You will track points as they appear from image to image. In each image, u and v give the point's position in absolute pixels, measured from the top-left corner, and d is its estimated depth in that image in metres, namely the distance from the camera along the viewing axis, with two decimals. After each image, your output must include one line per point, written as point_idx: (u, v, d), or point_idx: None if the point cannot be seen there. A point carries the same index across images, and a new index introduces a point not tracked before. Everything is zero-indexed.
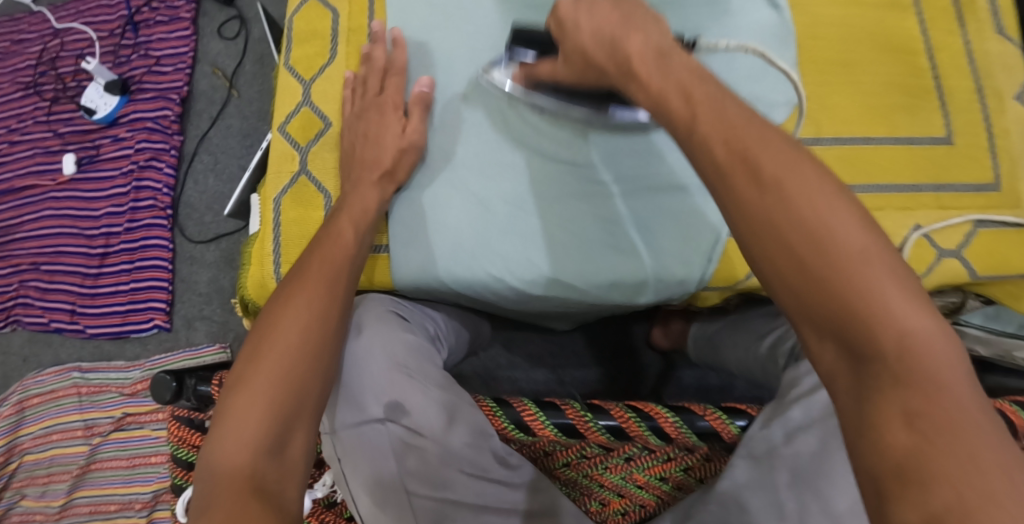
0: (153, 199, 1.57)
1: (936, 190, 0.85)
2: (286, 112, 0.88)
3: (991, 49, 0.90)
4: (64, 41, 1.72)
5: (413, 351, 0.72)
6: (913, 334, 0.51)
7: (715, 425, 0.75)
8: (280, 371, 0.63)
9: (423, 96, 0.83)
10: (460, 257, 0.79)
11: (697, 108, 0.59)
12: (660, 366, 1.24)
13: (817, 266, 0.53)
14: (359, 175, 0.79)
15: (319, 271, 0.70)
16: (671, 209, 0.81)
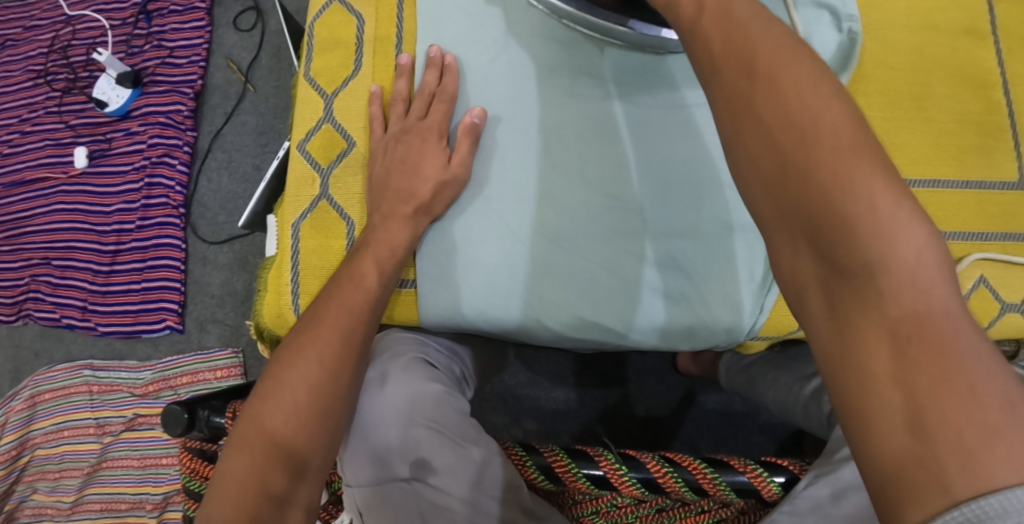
0: (165, 197, 1.53)
1: (1004, 238, 0.79)
2: (307, 129, 0.83)
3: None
4: (75, 29, 1.67)
5: (442, 403, 0.69)
6: (908, 248, 0.49)
7: (755, 482, 0.71)
8: (284, 437, 0.62)
9: (474, 127, 0.77)
10: (494, 295, 0.75)
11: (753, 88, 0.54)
12: (685, 387, 1.20)
13: (800, 175, 0.51)
14: (391, 208, 0.74)
15: (334, 321, 0.67)
16: (712, 247, 0.77)
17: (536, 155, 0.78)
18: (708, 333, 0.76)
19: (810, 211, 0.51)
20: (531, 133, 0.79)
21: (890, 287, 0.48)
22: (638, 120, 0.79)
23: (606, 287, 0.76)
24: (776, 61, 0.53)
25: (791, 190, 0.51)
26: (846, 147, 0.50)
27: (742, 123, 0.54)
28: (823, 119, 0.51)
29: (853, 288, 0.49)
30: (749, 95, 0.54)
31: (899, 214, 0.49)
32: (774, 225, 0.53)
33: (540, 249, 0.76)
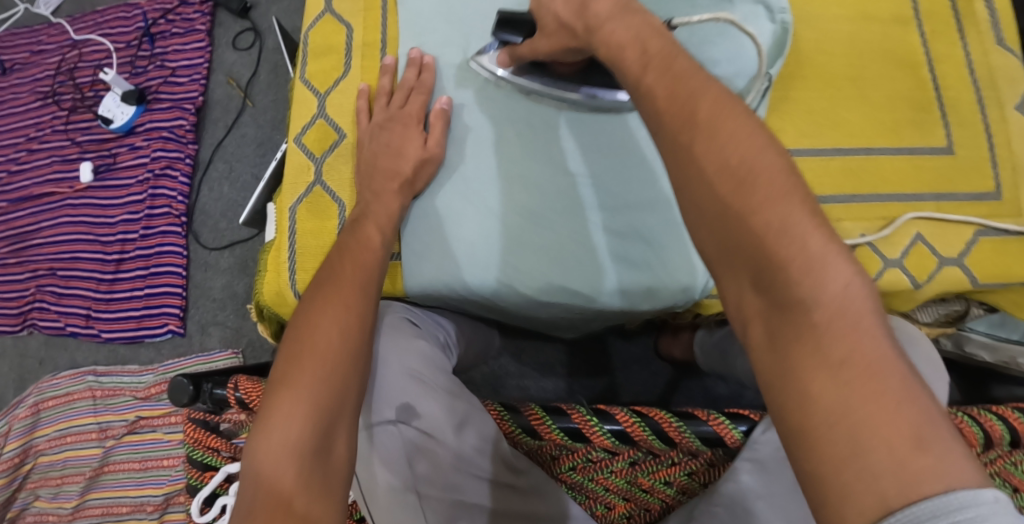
0: (168, 206, 1.61)
1: (936, 199, 0.87)
2: (302, 124, 0.91)
3: (997, 61, 0.91)
4: (82, 52, 1.76)
5: (428, 361, 0.76)
6: (837, 286, 0.54)
7: (718, 429, 0.76)
8: (325, 372, 0.66)
9: (443, 112, 0.85)
10: (472, 264, 0.82)
11: (696, 139, 0.59)
12: (669, 375, 1.26)
13: (740, 219, 0.56)
14: (381, 185, 0.82)
15: (352, 276, 0.73)
16: (650, 223, 0.84)
17: (502, 160, 0.85)
18: (665, 292, 0.83)
19: (751, 252, 0.56)
20: (498, 120, 0.86)
21: (822, 320, 0.53)
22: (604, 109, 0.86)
23: (578, 260, 0.83)
24: (713, 117, 0.59)
25: (734, 234, 0.56)
26: (781, 196, 0.56)
27: (687, 173, 0.59)
28: (760, 173, 0.57)
29: (790, 322, 0.54)
30: (690, 147, 0.59)
31: (829, 256, 0.54)
32: (721, 266, 0.58)
33: (513, 222, 0.83)
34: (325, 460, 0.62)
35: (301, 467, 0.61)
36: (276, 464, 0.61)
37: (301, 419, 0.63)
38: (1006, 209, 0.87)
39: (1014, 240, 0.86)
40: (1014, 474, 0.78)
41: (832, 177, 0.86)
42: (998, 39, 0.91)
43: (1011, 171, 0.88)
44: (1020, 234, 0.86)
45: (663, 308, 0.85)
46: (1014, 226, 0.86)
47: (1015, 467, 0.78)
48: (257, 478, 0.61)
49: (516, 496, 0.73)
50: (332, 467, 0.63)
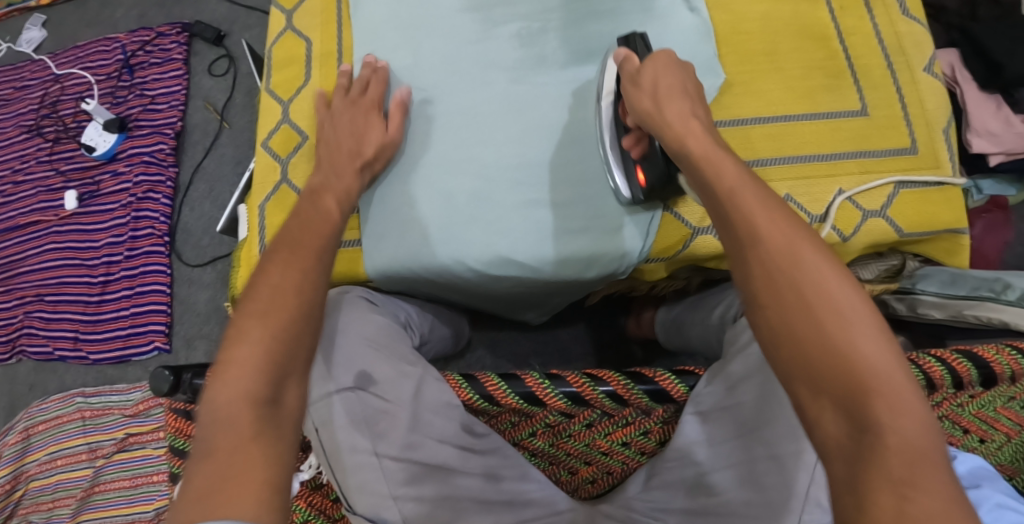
0: (151, 227, 1.66)
1: (857, 156, 0.94)
2: (269, 129, 0.97)
3: (902, 29, 0.99)
4: (64, 85, 1.83)
5: (383, 331, 0.81)
6: (914, 423, 0.59)
7: (664, 384, 0.80)
8: (278, 328, 0.70)
9: (402, 101, 0.91)
10: (427, 247, 0.89)
11: (794, 273, 0.64)
12: (639, 356, 1.30)
13: (834, 348, 0.61)
14: (341, 164, 0.87)
15: (308, 240, 0.77)
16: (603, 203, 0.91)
17: (462, 152, 0.91)
18: (603, 258, 0.90)
19: (839, 379, 0.60)
20: (446, 109, 0.93)
21: (900, 455, 0.57)
22: (539, 94, 0.93)
23: (538, 240, 0.89)
24: (812, 253, 0.65)
25: (824, 360, 0.61)
26: (873, 337, 0.61)
27: (781, 300, 0.64)
28: (855, 313, 0.62)
29: (871, 452, 0.58)
30: (789, 276, 0.64)
31: (911, 399, 0.60)
32: (802, 384, 0.62)
33: (462, 203, 0.89)
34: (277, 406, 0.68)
35: (254, 416, 0.66)
36: (231, 410, 0.66)
37: (254, 371, 0.68)
38: (925, 162, 0.94)
39: (934, 191, 0.93)
40: (961, 416, 0.83)
41: (755, 144, 0.94)
42: (902, 9, 1.00)
43: (925, 128, 0.96)
44: (939, 185, 0.94)
45: (604, 275, 0.92)
46: (934, 178, 0.93)
47: (960, 409, 0.82)
48: (214, 424, 0.66)
49: (473, 457, 0.78)
50: (283, 415, 0.68)
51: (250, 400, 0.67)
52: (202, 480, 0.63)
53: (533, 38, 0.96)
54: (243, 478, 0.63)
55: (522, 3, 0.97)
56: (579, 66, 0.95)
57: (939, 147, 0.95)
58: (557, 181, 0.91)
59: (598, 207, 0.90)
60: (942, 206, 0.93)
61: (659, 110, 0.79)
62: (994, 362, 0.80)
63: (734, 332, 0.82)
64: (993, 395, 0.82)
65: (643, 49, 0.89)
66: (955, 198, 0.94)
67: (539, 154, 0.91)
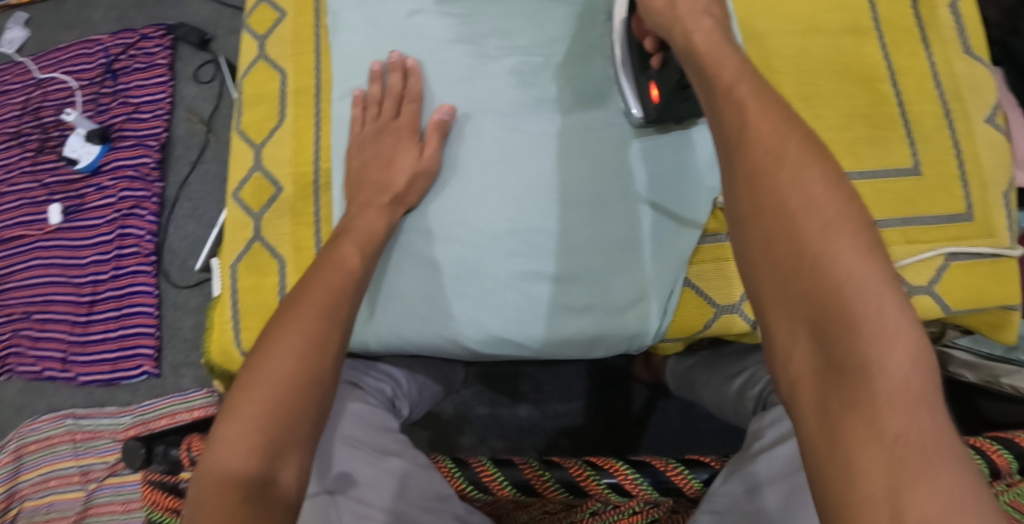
0: (137, 246, 1.59)
1: (903, 224, 0.86)
2: (238, 179, 0.90)
3: (960, 70, 0.92)
4: (46, 90, 1.74)
5: (365, 421, 0.77)
6: (906, 353, 0.55)
7: (677, 480, 0.73)
8: (274, 403, 0.62)
9: (441, 123, 0.85)
10: (412, 322, 0.82)
11: (781, 175, 0.61)
12: (645, 396, 1.23)
13: (814, 264, 0.58)
14: (369, 199, 0.81)
15: (318, 297, 0.69)
16: (619, 263, 0.83)
17: (451, 204, 0.84)
18: (611, 337, 0.83)
19: (817, 301, 0.57)
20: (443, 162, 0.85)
21: (884, 393, 0.54)
22: (536, 144, 0.85)
23: (540, 311, 0.82)
24: (803, 158, 0.61)
25: (800, 279, 0.58)
26: (859, 253, 0.57)
27: (761, 207, 0.61)
28: (842, 224, 0.58)
29: (845, 385, 0.55)
30: (774, 181, 0.61)
31: (902, 323, 0.55)
32: (775, 304, 0.59)
33: (450, 273, 0.83)
34: (271, 491, 0.59)
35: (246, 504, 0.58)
36: (221, 498, 0.58)
37: (250, 448, 0.60)
38: (978, 230, 0.87)
39: (986, 263, 0.87)
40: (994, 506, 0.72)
41: None
42: (964, 45, 0.93)
43: (981, 190, 0.88)
44: (993, 257, 0.87)
45: (612, 354, 0.85)
46: (988, 249, 0.86)
47: (996, 499, 0.72)
48: (199, 510, 0.58)
49: None
50: (275, 501, 0.59)
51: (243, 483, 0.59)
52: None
53: (535, 75, 0.87)
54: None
55: (521, 34, 0.88)
56: (575, 112, 0.86)
57: (995, 212, 0.88)
58: (563, 245, 0.83)
59: (607, 279, 0.83)
60: (992, 281, 0.86)
61: (670, 6, 0.75)
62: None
63: (757, 427, 0.75)
64: None
65: None
66: (1008, 272, 0.87)
67: (541, 217, 0.83)
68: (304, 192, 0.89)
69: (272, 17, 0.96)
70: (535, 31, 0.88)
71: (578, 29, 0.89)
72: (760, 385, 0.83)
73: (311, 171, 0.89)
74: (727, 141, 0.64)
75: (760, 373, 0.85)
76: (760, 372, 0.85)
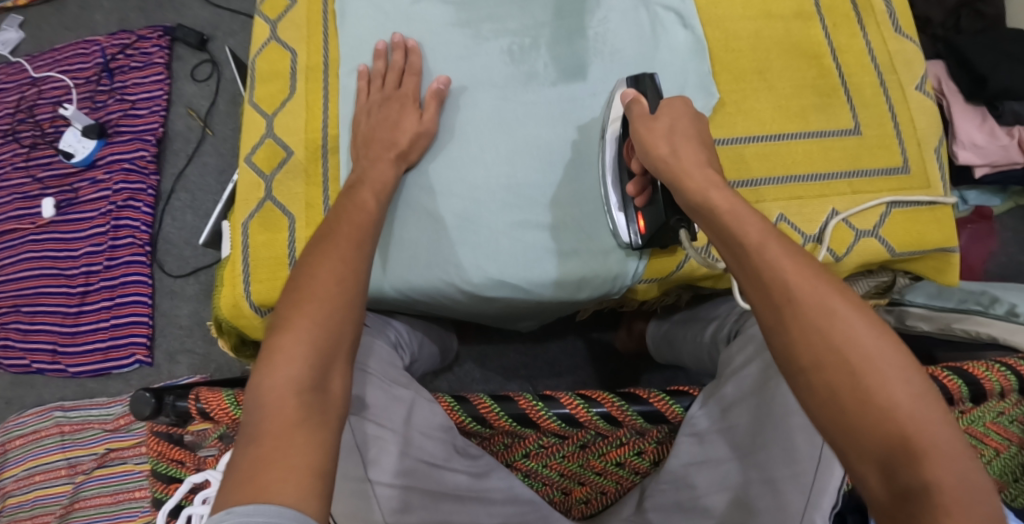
0: (132, 237, 1.61)
1: (849, 176, 0.93)
2: (252, 144, 0.94)
3: (893, 48, 0.99)
4: (41, 89, 1.78)
5: (375, 355, 0.82)
6: (958, 474, 0.57)
7: (659, 406, 0.78)
8: (324, 316, 0.67)
9: (439, 91, 0.90)
10: (415, 268, 0.86)
11: (829, 333, 0.63)
12: (629, 368, 1.29)
13: (873, 409, 0.60)
14: (377, 154, 0.85)
15: (347, 232, 0.74)
16: (597, 247, 0.88)
17: (453, 170, 0.89)
18: (595, 279, 0.88)
19: (878, 435, 0.60)
20: (443, 125, 0.91)
21: (953, 516, 0.56)
22: (527, 110, 0.91)
23: (536, 259, 0.87)
24: (848, 310, 0.63)
25: (861, 420, 0.60)
26: (910, 393, 0.60)
27: (813, 356, 0.63)
28: (891, 365, 0.61)
29: (916, 515, 0.57)
30: (825, 334, 0.63)
31: (955, 451, 0.58)
32: (842, 442, 0.61)
33: (452, 227, 0.87)
34: (326, 396, 0.64)
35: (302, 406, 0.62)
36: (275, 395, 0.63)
37: (303, 361, 0.64)
38: (916, 182, 0.94)
39: (925, 211, 0.93)
40: None
41: (751, 162, 0.93)
42: (894, 27, 1.00)
43: (915, 146, 0.95)
44: (931, 204, 0.93)
45: (595, 295, 0.90)
46: (925, 198, 0.93)
47: None
48: (260, 411, 0.62)
49: (470, 480, 0.76)
50: (329, 404, 0.64)
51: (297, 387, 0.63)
52: (248, 459, 0.59)
53: (524, 54, 0.94)
54: (285, 465, 0.59)
55: (512, 19, 0.95)
56: (564, 83, 0.93)
57: (929, 165, 0.95)
58: (553, 201, 0.89)
59: (592, 230, 0.89)
60: (933, 226, 0.93)
61: (674, 156, 0.77)
62: (986, 380, 0.78)
63: (727, 358, 0.81)
64: (982, 410, 0.80)
65: (651, 88, 0.87)
66: (947, 218, 0.94)
67: (529, 175, 0.89)
68: (314, 155, 0.93)
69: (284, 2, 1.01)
70: (525, 14, 0.95)
71: (564, 14, 0.95)
72: (730, 326, 0.87)
73: (320, 137, 0.94)
74: (770, 297, 0.65)
75: (730, 318, 0.89)
76: (730, 317, 0.89)
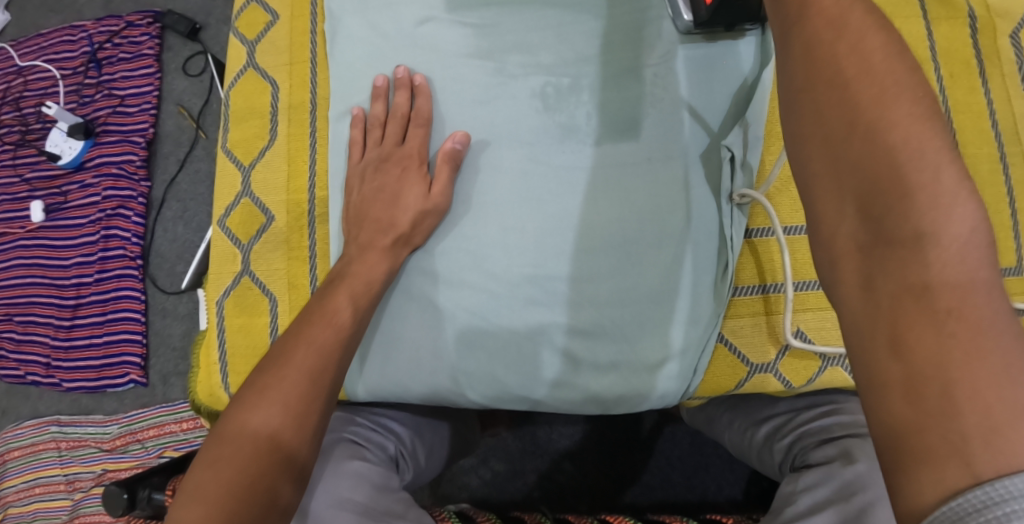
0: (122, 249, 1.50)
1: None
2: (226, 204, 0.85)
3: (1020, 108, 0.86)
4: (27, 79, 1.65)
5: (363, 481, 0.70)
6: (960, 216, 0.48)
7: None
8: (243, 480, 0.60)
9: (454, 152, 0.77)
10: (417, 373, 0.77)
11: (840, 46, 0.52)
12: (653, 418, 1.11)
13: (866, 134, 0.50)
14: (372, 239, 0.75)
15: (300, 360, 0.66)
16: (642, 318, 0.76)
17: (471, 261, 0.77)
18: (634, 400, 0.76)
19: (868, 168, 0.50)
20: (456, 197, 0.78)
21: (937, 261, 0.47)
22: (561, 181, 0.77)
23: (556, 365, 0.76)
24: (864, 26, 0.52)
25: (849, 145, 0.50)
26: (913, 114, 0.50)
27: (815, 76, 0.52)
28: (892, 80, 0.51)
29: (892, 257, 0.49)
30: (832, 52, 0.52)
31: (953, 179, 0.48)
32: (822, 180, 0.52)
33: (461, 323, 0.77)
34: None
35: (260, 469, 0.61)
36: (239, 436, 0.62)
37: None
38: None
39: None
40: None
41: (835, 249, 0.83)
42: (1022, 82, 0.87)
43: None
44: None
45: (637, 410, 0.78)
46: None
47: None
48: None
49: None
50: None
51: (248, 463, 0.61)
52: None
53: (561, 100, 0.79)
54: None
55: (548, 50, 0.80)
56: (608, 144, 0.78)
57: None
58: (584, 298, 0.76)
59: (633, 335, 0.76)
60: None
61: None
62: None
63: (790, 491, 0.70)
64: None
65: None
66: None
67: (558, 262, 0.76)
68: (298, 222, 0.83)
69: (264, 20, 0.89)
70: (560, 45, 0.80)
71: (613, 45, 0.79)
72: (792, 438, 0.77)
73: (306, 199, 0.83)
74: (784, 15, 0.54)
75: (792, 423, 0.79)
76: (792, 423, 0.79)
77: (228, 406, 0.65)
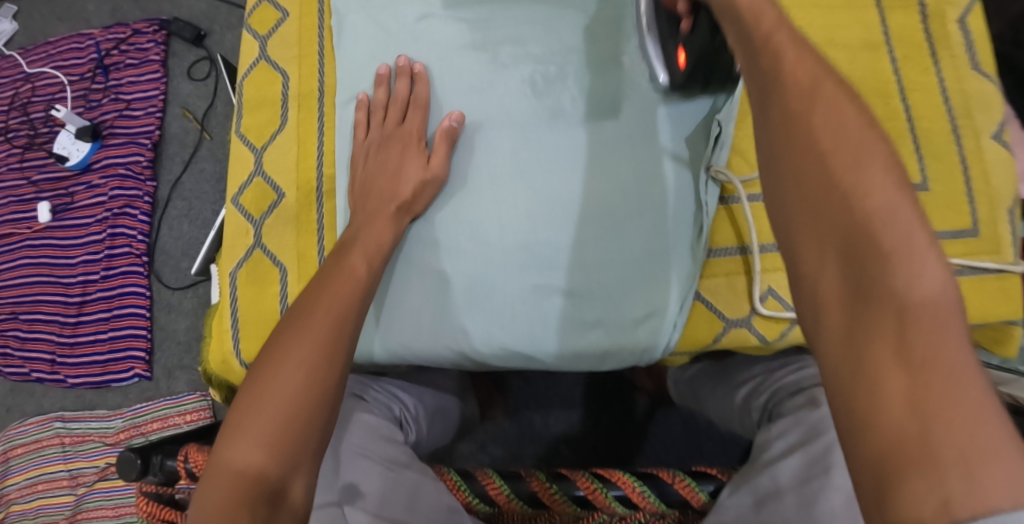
0: (128, 246, 1.54)
1: None
2: (240, 183, 0.90)
3: (971, 86, 0.92)
4: (35, 86, 1.70)
5: (370, 434, 0.75)
6: (931, 279, 0.53)
7: (683, 492, 0.74)
8: (283, 416, 0.64)
9: (451, 129, 0.83)
10: (421, 335, 0.82)
11: (816, 104, 0.59)
12: (646, 404, 1.15)
13: (842, 198, 0.56)
14: (376, 208, 0.80)
15: (325, 308, 0.70)
16: (628, 283, 0.81)
17: (469, 232, 0.82)
18: (621, 352, 0.81)
19: (846, 230, 0.55)
20: (453, 169, 0.83)
21: (911, 315, 0.52)
22: (550, 158, 0.82)
23: (551, 328, 0.81)
24: (836, 98, 0.59)
25: (827, 206, 0.56)
26: (887, 183, 0.56)
27: (795, 145, 0.59)
28: (866, 152, 0.57)
29: (869, 312, 0.53)
30: (807, 119, 0.58)
31: (924, 243, 0.54)
32: (806, 238, 0.57)
33: (460, 289, 0.81)
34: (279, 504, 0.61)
35: (297, 404, 0.65)
36: (259, 406, 0.65)
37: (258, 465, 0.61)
38: (985, 246, 0.88)
39: (992, 278, 0.86)
40: None
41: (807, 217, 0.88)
42: (972, 61, 0.93)
43: (988, 207, 0.88)
44: (999, 272, 0.87)
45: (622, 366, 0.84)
46: (993, 264, 0.87)
47: None
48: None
49: None
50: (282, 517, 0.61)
51: (286, 398, 0.65)
52: None
53: (549, 85, 0.84)
54: None
55: (536, 41, 0.86)
56: (593, 123, 0.83)
57: (1003, 228, 0.88)
58: (575, 265, 0.81)
59: (620, 297, 0.81)
60: (1000, 297, 0.86)
61: None
62: None
63: (765, 438, 0.75)
64: None
65: None
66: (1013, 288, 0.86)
67: (550, 232, 0.81)
68: (307, 197, 0.88)
69: (274, 17, 0.95)
70: (546, 33, 0.86)
71: (595, 33, 0.85)
72: (766, 396, 0.82)
73: (315, 178, 0.88)
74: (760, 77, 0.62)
75: (766, 382, 0.83)
76: (766, 381, 0.83)
77: (261, 352, 0.69)
